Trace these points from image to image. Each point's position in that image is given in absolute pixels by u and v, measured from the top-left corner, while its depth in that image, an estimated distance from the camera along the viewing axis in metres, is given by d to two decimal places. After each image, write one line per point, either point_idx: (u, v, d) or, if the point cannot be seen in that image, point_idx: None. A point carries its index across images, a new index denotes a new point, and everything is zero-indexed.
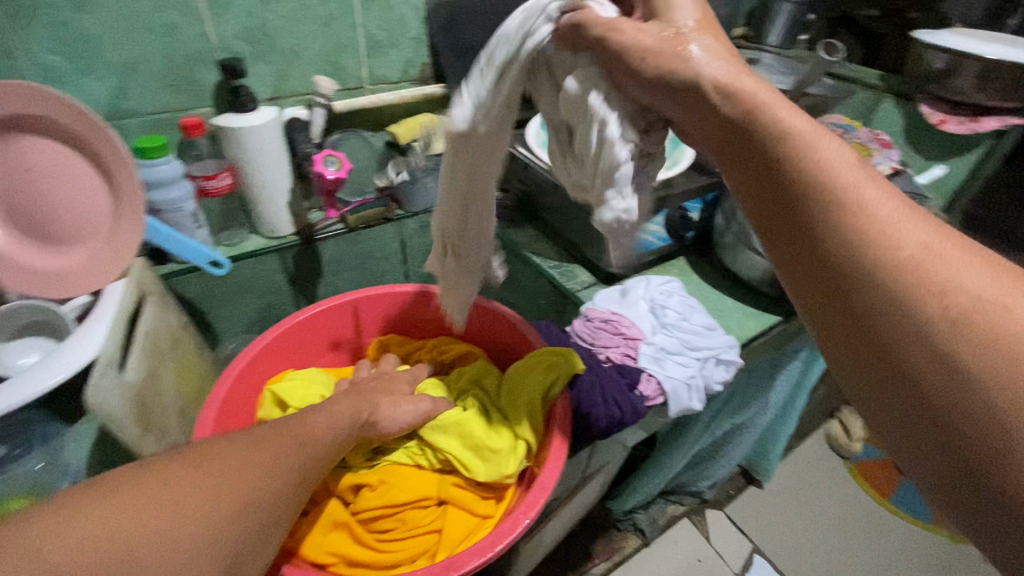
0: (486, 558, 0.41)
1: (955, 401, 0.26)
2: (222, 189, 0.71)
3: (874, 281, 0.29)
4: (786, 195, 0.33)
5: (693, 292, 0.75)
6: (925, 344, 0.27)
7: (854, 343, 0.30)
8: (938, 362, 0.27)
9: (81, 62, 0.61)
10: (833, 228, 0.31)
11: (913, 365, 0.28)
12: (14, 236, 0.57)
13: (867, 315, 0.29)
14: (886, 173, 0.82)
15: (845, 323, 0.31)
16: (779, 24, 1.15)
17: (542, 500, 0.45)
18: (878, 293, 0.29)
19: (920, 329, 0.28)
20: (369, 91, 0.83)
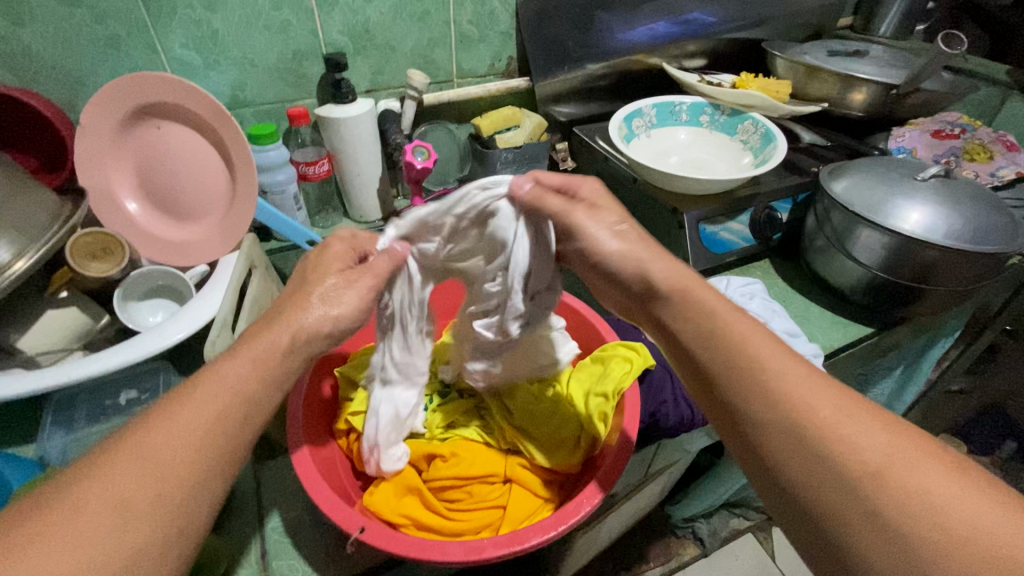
0: (553, 533, 0.42)
1: (859, 536, 0.31)
2: (321, 175, 0.77)
3: (798, 439, 0.34)
4: (717, 367, 0.39)
5: (776, 297, 0.72)
6: (844, 490, 0.32)
7: (773, 488, 0.35)
8: (849, 497, 0.32)
9: (209, 57, 0.69)
10: (758, 393, 0.36)
11: (821, 506, 0.33)
12: (147, 209, 0.65)
13: (787, 467, 0.34)
14: (1009, 178, 0.74)
15: (766, 470, 0.36)
16: (893, 14, 1.06)
17: (609, 486, 0.46)
18: (788, 442, 0.34)
19: (830, 471, 0.33)
20: (457, 85, 0.86)
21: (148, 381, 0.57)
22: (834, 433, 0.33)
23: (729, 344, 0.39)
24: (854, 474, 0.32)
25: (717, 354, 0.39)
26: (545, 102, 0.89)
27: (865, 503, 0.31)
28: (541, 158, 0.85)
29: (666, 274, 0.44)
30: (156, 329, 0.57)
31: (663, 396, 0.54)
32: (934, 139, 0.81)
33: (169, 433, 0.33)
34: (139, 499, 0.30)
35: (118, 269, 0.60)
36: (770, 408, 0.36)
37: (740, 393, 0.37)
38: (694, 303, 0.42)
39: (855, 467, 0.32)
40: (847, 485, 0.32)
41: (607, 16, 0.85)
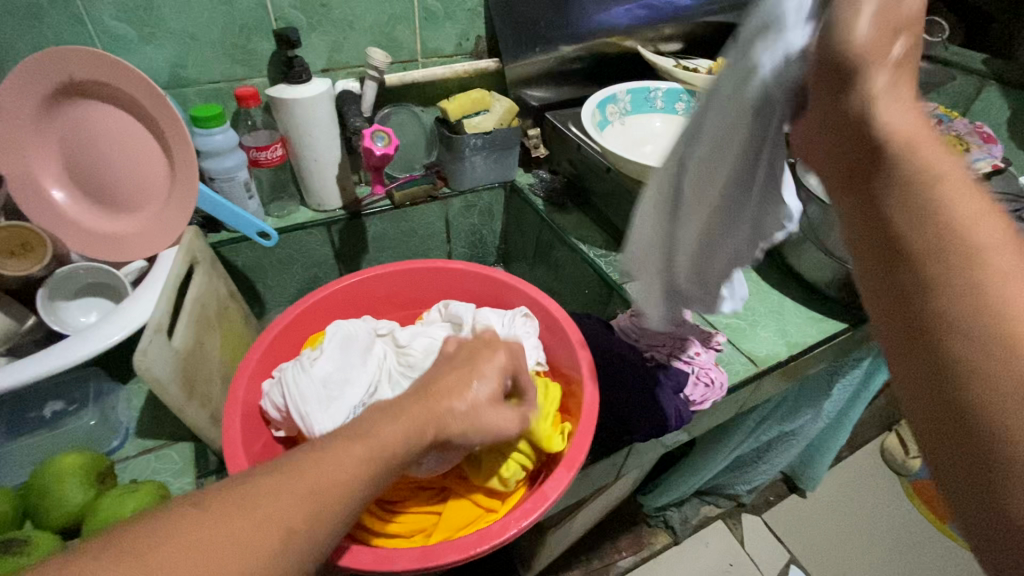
0: (464, 557, 0.38)
1: (1003, 424, 0.24)
2: (274, 161, 0.71)
3: (945, 298, 0.26)
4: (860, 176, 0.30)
5: (751, 291, 0.71)
6: (1000, 346, 0.25)
7: (897, 315, 0.28)
8: (1007, 356, 0.24)
9: (142, 30, 0.62)
10: (912, 236, 0.28)
11: (961, 361, 0.26)
12: (77, 201, 0.58)
13: (943, 309, 0.26)
14: (986, 171, 0.74)
15: (895, 295, 0.28)
16: None
17: (542, 507, 0.42)
18: (949, 283, 0.26)
19: (989, 321, 0.25)
20: (422, 65, 0.81)
21: (78, 392, 0.52)
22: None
23: (898, 157, 0.29)
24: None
25: (883, 159, 0.29)
26: (516, 85, 0.84)
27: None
28: (511, 145, 0.82)
29: (892, 111, 0.29)
30: (83, 334, 0.52)
31: (624, 402, 0.52)
32: None
33: (347, 458, 0.32)
34: (298, 512, 0.29)
35: (42, 267, 0.55)
36: (917, 234, 0.28)
37: (886, 210, 0.29)
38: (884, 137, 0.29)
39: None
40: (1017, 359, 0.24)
41: None
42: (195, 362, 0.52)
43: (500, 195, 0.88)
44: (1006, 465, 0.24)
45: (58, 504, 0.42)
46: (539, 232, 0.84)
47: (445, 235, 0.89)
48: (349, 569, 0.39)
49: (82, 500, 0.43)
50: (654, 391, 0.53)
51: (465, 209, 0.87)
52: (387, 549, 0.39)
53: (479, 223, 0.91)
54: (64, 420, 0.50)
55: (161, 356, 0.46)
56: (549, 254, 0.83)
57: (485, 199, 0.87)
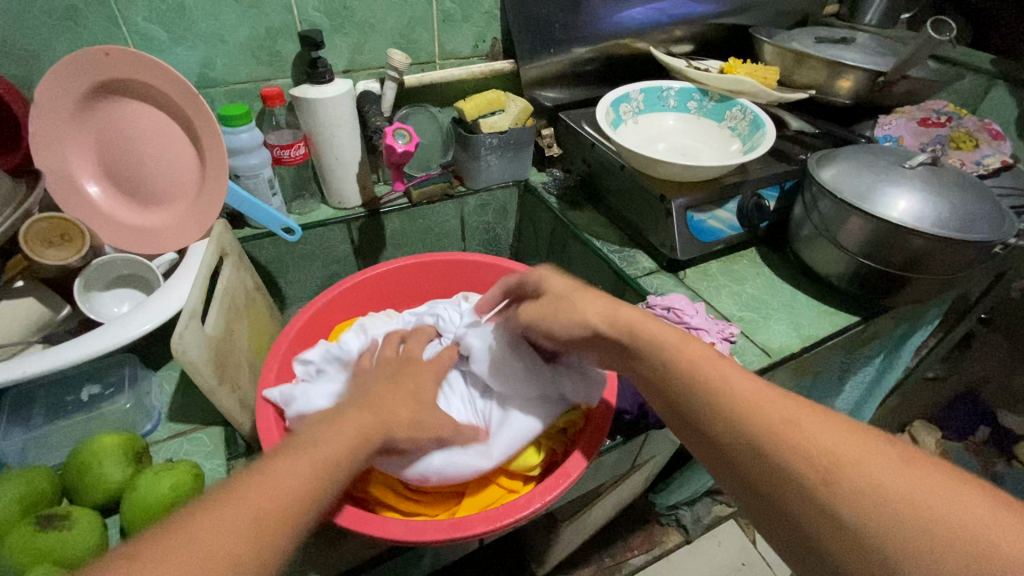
0: (493, 528, 0.40)
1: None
2: (297, 159, 0.73)
3: (764, 477, 0.35)
4: (700, 407, 0.39)
5: (763, 285, 0.72)
6: (808, 499, 0.33)
7: (748, 496, 0.37)
8: (814, 506, 0.33)
9: (174, 32, 0.65)
10: (724, 436, 0.37)
11: (825, 544, 0.32)
12: (110, 194, 0.61)
13: (765, 485, 0.35)
14: (994, 167, 0.75)
15: (760, 496, 0.36)
16: (879, 2, 1.05)
17: (565, 483, 0.43)
18: (761, 465, 0.35)
19: (829, 510, 0.32)
20: (439, 66, 0.83)
21: (114, 376, 0.55)
22: (846, 481, 0.32)
23: (726, 388, 0.38)
24: (870, 530, 0.31)
25: (714, 393, 0.38)
26: (530, 86, 0.86)
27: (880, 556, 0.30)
28: (526, 144, 0.83)
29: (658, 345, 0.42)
30: (121, 320, 0.54)
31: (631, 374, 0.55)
32: (921, 128, 0.82)
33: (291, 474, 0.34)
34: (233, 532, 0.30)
35: (79, 257, 0.57)
36: (729, 430, 0.37)
37: (725, 436, 0.37)
38: (701, 377, 0.39)
39: (811, 475, 0.33)
40: (859, 533, 0.31)
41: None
42: (226, 349, 0.53)
43: (514, 193, 0.89)
44: None
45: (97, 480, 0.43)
46: (554, 228, 0.86)
47: (460, 233, 0.91)
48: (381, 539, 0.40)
49: (122, 476, 0.44)
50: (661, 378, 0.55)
51: (480, 207, 0.89)
52: (418, 520, 0.41)
53: (493, 221, 0.92)
54: (99, 403, 0.52)
55: (194, 340, 0.48)
56: (563, 250, 0.85)
57: (500, 198, 0.89)
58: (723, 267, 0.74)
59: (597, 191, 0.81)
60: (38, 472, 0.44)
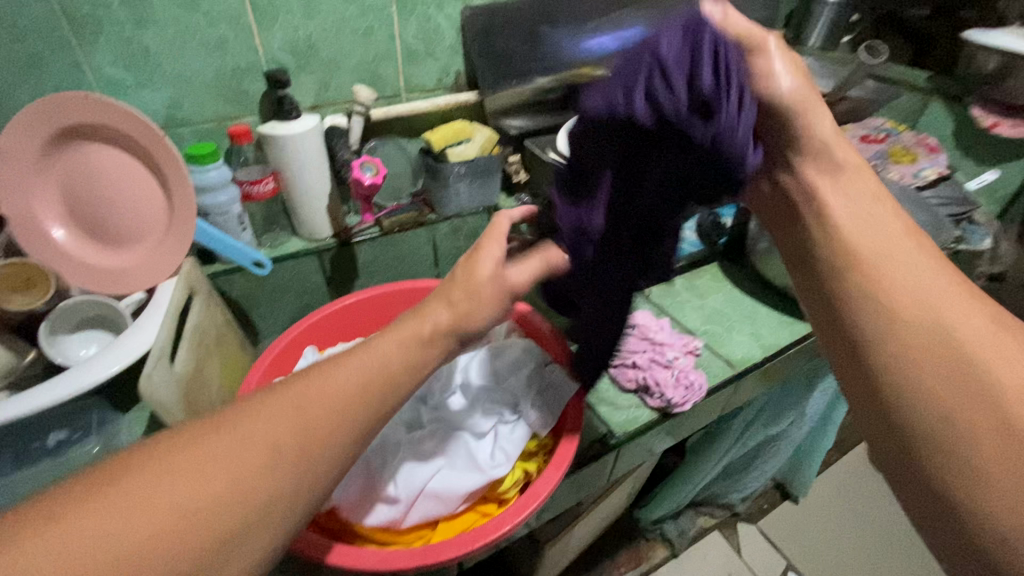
0: (464, 552, 0.41)
1: (978, 464, 0.31)
2: (266, 194, 0.74)
3: (914, 378, 0.34)
4: (852, 275, 0.39)
5: (726, 299, 0.75)
6: (971, 414, 0.32)
7: (883, 394, 0.36)
8: (976, 416, 0.32)
9: (139, 75, 0.66)
10: (884, 325, 0.37)
11: (944, 441, 0.32)
12: (76, 236, 0.60)
13: (912, 385, 0.34)
14: (932, 178, 0.79)
15: (895, 415, 0.35)
16: (820, 27, 1.12)
17: (535, 503, 0.44)
18: (922, 367, 0.34)
19: (965, 381, 0.33)
20: (405, 99, 0.86)
21: (81, 420, 0.54)
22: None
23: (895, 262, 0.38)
24: (1005, 402, 0.31)
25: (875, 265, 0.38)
26: (495, 115, 0.89)
27: (1007, 428, 0.31)
28: (493, 171, 0.86)
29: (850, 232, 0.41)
30: (87, 362, 0.54)
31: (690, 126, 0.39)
32: (863, 144, 0.87)
33: (268, 419, 0.34)
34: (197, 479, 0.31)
35: (45, 301, 0.57)
36: (904, 326, 0.36)
37: (890, 329, 0.36)
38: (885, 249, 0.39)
39: (1000, 394, 0.31)
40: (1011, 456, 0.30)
41: (553, 31, 0.87)
42: (196, 386, 0.53)
43: (484, 219, 0.92)
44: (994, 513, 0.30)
45: None
46: None
47: (433, 259, 0.93)
48: (353, 570, 0.41)
49: None
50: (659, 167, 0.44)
51: (451, 233, 0.91)
52: (389, 549, 0.41)
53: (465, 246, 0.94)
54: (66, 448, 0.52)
55: (162, 379, 0.48)
56: None
57: (470, 223, 0.91)
58: (687, 282, 0.76)
59: None
60: None
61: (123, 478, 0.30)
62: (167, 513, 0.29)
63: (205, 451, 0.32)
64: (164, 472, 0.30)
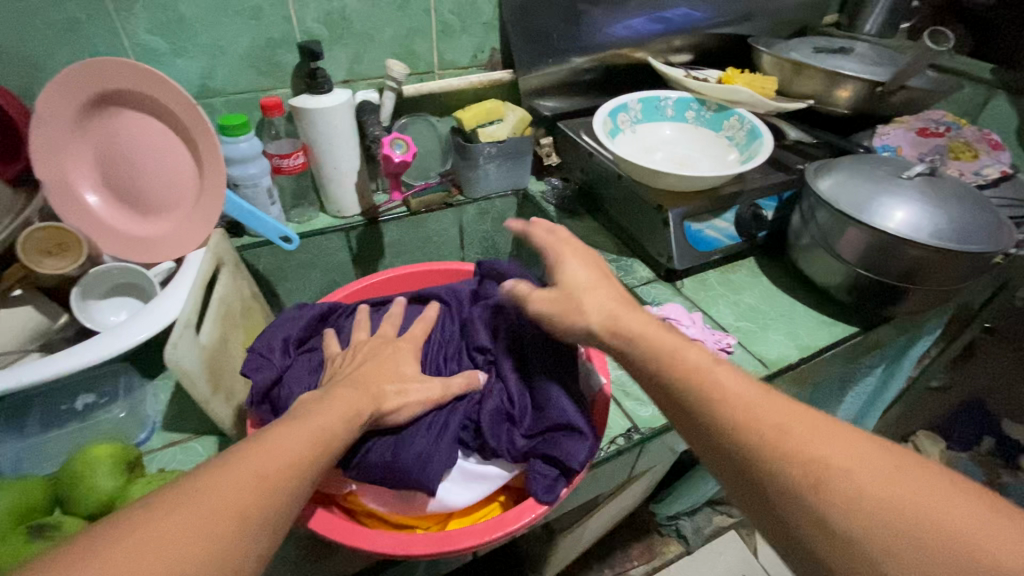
0: (483, 541, 0.40)
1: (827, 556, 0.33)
2: (295, 168, 0.73)
3: (750, 462, 0.36)
4: (651, 359, 0.42)
5: (762, 296, 0.72)
6: (801, 495, 0.34)
7: (731, 478, 0.38)
8: (805, 501, 0.33)
9: (174, 43, 0.65)
10: (696, 400, 0.39)
11: (811, 534, 0.33)
12: (109, 203, 0.61)
13: (742, 473, 0.36)
14: (994, 177, 0.74)
15: (750, 496, 0.37)
16: (878, 12, 1.06)
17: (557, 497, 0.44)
18: (756, 453, 0.36)
19: (804, 480, 0.34)
20: (438, 76, 0.84)
21: (110, 385, 0.55)
22: (838, 489, 0.33)
23: (666, 350, 0.42)
24: (825, 488, 0.33)
25: (674, 379, 0.40)
26: (529, 96, 0.87)
27: (832, 520, 0.32)
28: (524, 153, 0.84)
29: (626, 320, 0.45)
30: (115, 330, 0.54)
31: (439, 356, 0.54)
32: (919, 137, 0.81)
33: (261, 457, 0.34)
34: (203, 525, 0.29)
35: (78, 266, 0.58)
36: (718, 419, 0.37)
37: (699, 417, 0.39)
38: (677, 370, 0.41)
39: (801, 474, 0.34)
40: (851, 535, 0.32)
41: (593, 10, 0.84)
42: (221, 359, 0.53)
43: (512, 202, 0.90)
44: None
45: (91, 493, 0.42)
46: None
47: (459, 240, 0.91)
48: (369, 552, 0.40)
49: (114, 487, 0.43)
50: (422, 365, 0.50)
51: (478, 216, 0.89)
52: (406, 533, 0.41)
53: (492, 229, 0.93)
54: (95, 412, 0.53)
55: (188, 351, 0.47)
56: None
57: (498, 207, 0.89)
58: (721, 277, 0.74)
59: (597, 202, 0.83)
60: (31, 484, 0.43)
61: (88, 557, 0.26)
62: (174, 558, 0.28)
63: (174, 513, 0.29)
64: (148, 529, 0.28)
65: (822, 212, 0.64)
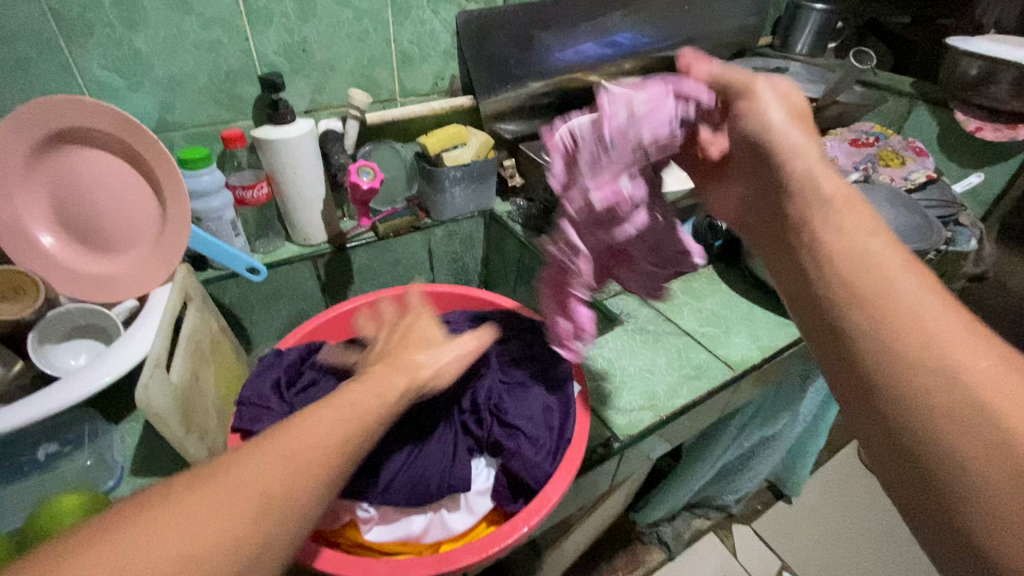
0: (479, 557, 0.40)
1: (960, 451, 0.29)
2: (260, 199, 0.73)
3: (883, 353, 0.33)
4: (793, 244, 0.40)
5: (723, 302, 0.75)
6: (933, 380, 0.31)
7: (855, 374, 0.34)
8: (944, 390, 0.31)
9: (129, 78, 0.65)
10: (831, 285, 0.37)
11: (937, 428, 0.30)
12: (66, 243, 0.59)
13: (865, 356, 0.34)
14: (921, 181, 0.81)
15: (870, 389, 0.33)
16: (807, 34, 1.15)
17: (547, 507, 0.44)
18: (889, 334, 0.33)
19: (942, 370, 0.31)
20: (400, 104, 0.85)
21: (74, 432, 0.52)
22: (988, 389, 0.30)
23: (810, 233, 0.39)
24: (969, 383, 0.30)
25: (815, 262, 0.38)
26: (490, 120, 0.90)
27: (967, 405, 0.30)
28: (488, 175, 0.86)
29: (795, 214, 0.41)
30: (79, 374, 0.52)
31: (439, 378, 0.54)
32: (853, 148, 0.88)
33: (292, 446, 0.34)
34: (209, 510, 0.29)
35: (33, 310, 0.56)
36: (856, 305, 0.35)
37: (840, 291, 0.36)
38: (835, 255, 0.37)
39: (946, 366, 0.31)
40: (990, 423, 0.29)
41: (547, 37, 0.88)
42: (192, 397, 0.51)
43: (479, 223, 0.92)
44: (978, 490, 0.28)
45: None
46: (519, 255, 0.88)
47: (428, 262, 0.92)
48: None
49: None
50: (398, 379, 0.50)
51: (446, 238, 0.90)
52: (401, 559, 0.41)
53: (460, 250, 0.94)
54: (57, 462, 0.50)
55: (160, 390, 0.46)
56: (531, 276, 0.87)
57: (466, 228, 0.91)
58: (684, 285, 0.77)
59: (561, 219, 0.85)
60: None
61: (104, 540, 0.26)
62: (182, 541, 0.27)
63: (188, 500, 0.29)
64: (168, 511, 0.28)
65: None
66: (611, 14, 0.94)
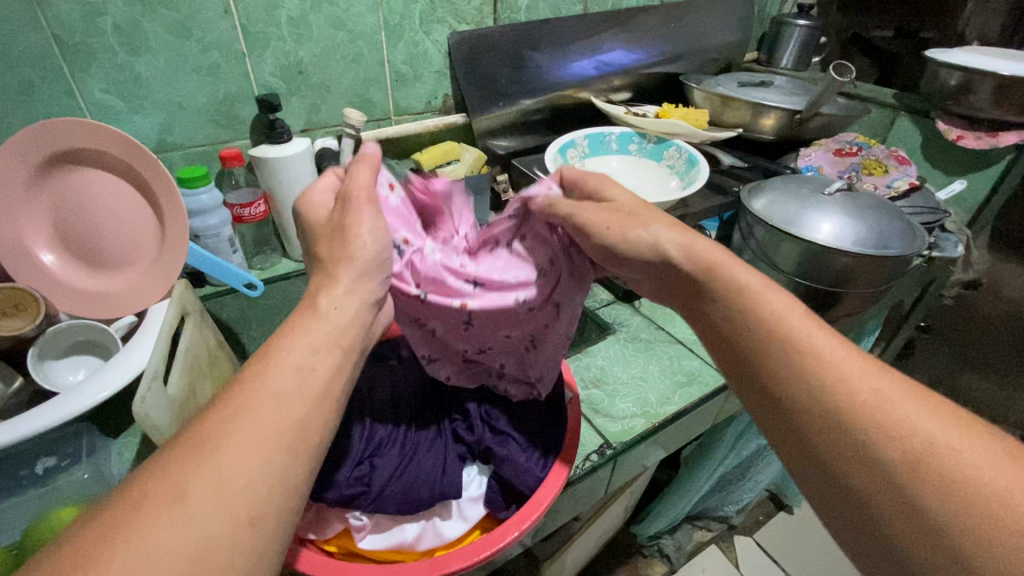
0: (471, 562, 0.41)
1: (862, 467, 0.31)
2: (258, 216, 0.75)
3: (786, 380, 0.34)
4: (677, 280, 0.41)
5: None
6: (832, 411, 0.32)
7: (758, 397, 0.36)
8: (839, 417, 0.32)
9: (130, 101, 0.67)
10: (726, 316, 0.38)
11: (838, 446, 0.31)
12: (66, 261, 0.61)
13: (767, 380, 0.35)
14: (903, 189, 0.83)
15: (770, 408, 0.35)
16: (792, 49, 1.18)
17: (538, 512, 0.44)
18: (786, 359, 0.34)
19: (835, 396, 0.32)
20: (394, 122, 0.88)
21: (71, 447, 0.53)
22: (878, 414, 0.31)
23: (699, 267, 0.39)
24: (854, 406, 0.32)
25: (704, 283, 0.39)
26: (483, 136, 0.92)
27: (860, 431, 0.31)
28: None
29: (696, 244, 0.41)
30: (78, 388, 0.53)
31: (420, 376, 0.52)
32: (837, 157, 0.90)
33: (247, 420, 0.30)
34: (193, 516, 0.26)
35: (34, 325, 0.56)
36: (754, 326, 0.36)
37: (731, 322, 0.37)
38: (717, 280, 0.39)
39: (844, 396, 0.32)
40: (875, 439, 0.31)
41: (537, 55, 0.91)
42: (188, 410, 0.52)
43: None
44: (879, 501, 0.30)
45: None
46: None
47: None
48: None
49: None
50: (389, 386, 0.50)
51: None
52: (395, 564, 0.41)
53: None
54: (55, 476, 0.51)
55: (157, 404, 0.47)
56: None
57: None
58: None
59: None
60: None
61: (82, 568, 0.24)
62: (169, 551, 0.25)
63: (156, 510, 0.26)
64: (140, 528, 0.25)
65: (758, 228, 0.70)
66: (599, 33, 0.97)
